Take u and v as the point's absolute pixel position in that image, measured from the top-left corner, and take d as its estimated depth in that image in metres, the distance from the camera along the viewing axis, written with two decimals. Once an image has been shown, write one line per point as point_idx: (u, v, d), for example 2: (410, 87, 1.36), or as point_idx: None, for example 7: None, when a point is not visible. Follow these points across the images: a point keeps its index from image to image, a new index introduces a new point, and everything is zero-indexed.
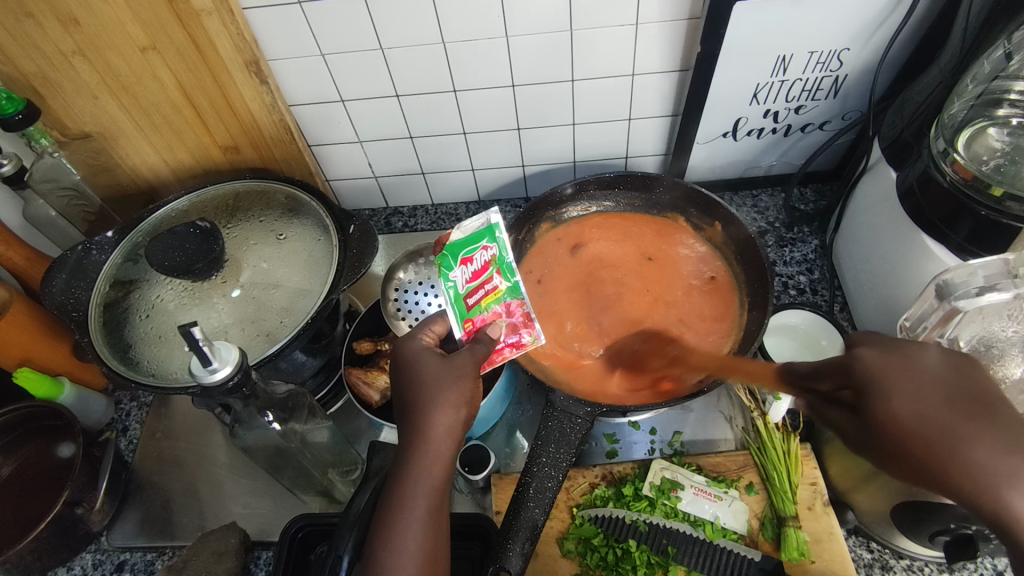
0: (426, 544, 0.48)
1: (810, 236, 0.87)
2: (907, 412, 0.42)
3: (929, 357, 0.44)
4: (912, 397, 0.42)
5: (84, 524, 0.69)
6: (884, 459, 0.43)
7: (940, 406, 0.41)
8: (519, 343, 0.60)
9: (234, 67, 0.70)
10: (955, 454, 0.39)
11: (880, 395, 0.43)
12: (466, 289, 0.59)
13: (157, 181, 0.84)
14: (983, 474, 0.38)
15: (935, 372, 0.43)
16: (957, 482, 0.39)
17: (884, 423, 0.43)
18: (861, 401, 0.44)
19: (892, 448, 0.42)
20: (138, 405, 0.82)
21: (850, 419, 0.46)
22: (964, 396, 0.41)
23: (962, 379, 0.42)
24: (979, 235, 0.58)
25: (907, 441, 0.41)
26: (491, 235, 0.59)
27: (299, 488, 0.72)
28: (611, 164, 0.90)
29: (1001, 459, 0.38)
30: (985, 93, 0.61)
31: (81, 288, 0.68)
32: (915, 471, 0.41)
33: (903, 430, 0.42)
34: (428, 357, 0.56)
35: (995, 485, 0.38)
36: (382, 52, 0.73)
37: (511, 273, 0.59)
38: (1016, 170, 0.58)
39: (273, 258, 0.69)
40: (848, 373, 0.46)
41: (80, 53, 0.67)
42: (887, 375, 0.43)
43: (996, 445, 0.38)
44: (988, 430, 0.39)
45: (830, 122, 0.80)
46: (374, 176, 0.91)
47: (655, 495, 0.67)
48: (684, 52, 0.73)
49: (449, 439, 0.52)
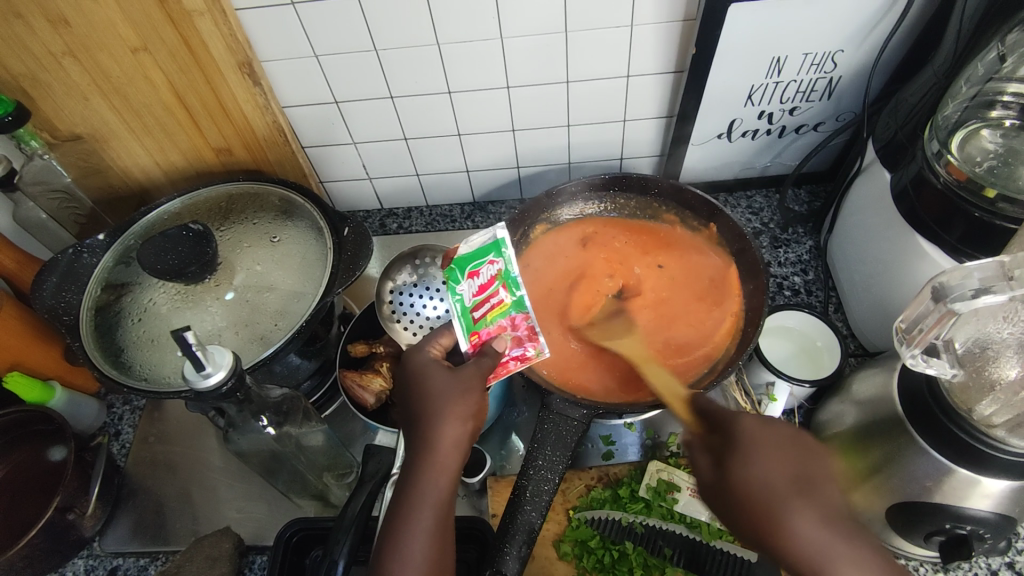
0: (432, 555, 0.48)
1: (805, 237, 0.87)
2: (758, 469, 0.46)
3: (791, 431, 0.48)
4: (768, 459, 0.46)
5: (76, 530, 0.68)
6: (724, 517, 0.47)
7: (785, 473, 0.45)
8: (524, 355, 0.60)
9: (227, 69, 0.70)
10: (760, 493, 0.45)
11: (741, 454, 0.47)
12: (472, 302, 0.60)
13: (149, 183, 0.83)
14: (772, 500, 0.44)
15: (790, 438, 0.48)
16: (755, 513, 0.44)
17: (734, 479, 0.47)
18: (729, 455, 0.48)
19: (735, 504, 0.46)
20: (131, 408, 0.82)
21: (710, 474, 0.49)
22: (805, 463, 0.46)
23: (810, 453, 0.47)
24: (973, 236, 0.58)
25: (745, 497, 0.45)
26: (498, 250, 0.59)
27: (293, 492, 0.71)
28: (606, 166, 0.90)
29: (783, 496, 0.44)
30: (979, 95, 0.62)
31: (71, 291, 0.67)
32: (739, 516, 0.46)
33: (747, 486, 0.46)
34: (435, 369, 0.56)
35: (776, 511, 0.44)
36: (375, 53, 0.72)
37: (517, 288, 0.59)
38: (1009, 171, 0.59)
39: (266, 260, 0.69)
40: (727, 432, 0.50)
41: (71, 54, 0.67)
42: (754, 436, 0.48)
43: (795, 486, 0.45)
44: (817, 497, 0.44)
45: (824, 123, 0.80)
46: (369, 177, 0.91)
47: (651, 497, 0.67)
48: (679, 54, 0.73)
49: (457, 452, 0.52)
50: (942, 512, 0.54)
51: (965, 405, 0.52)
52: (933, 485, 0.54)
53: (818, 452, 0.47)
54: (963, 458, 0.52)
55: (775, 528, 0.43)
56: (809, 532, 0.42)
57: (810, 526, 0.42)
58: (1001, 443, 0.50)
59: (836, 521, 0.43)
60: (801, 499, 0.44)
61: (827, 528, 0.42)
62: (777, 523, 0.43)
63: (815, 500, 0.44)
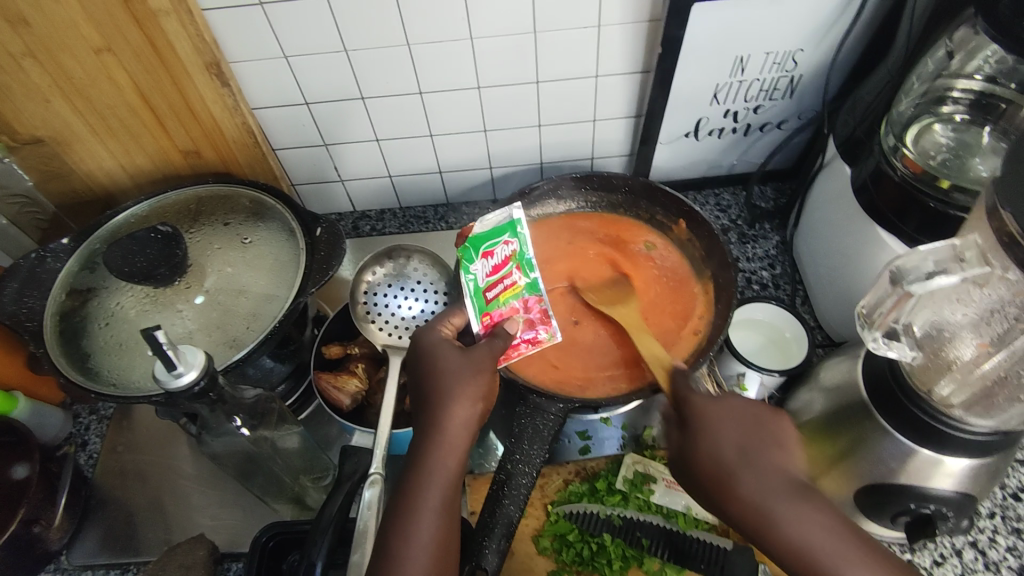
0: (439, 535, 0.50)
1: (772, 233, 0.90)
2: (709, 446, 0.50)
3: (736, 402, 0.52)
4: (721, 429, 0.50)
5: (41, 543, 0.67)
6: (689, 484, 0.52)
7: (732, 446, 0.49)
8: (535, 338, 0.66)
9: (194, 69, 0.69)
10: (699, 446, 0.50)
11: (694, 434, 0.51)
12: (486, 283, 0.65)
13: (114, 186, 0.82)
14: (760, 505, 0.46)
15: (740, 411, 0.51)
16: (707, 475, 0.50)
17: (691, 459, 0.51)
18: (685, 433, 0.52)
19: (695, 472, 0.50)
20: (98, 418, 0.79)
21: (675, 446, 0.53)
22: (757, 435, 0.50)
23: (762, 421, 0.51)
24: (929, 226, 0.60)
25: (702, 472, 0.50)
26: (513, 231, 0.65)
27: (269, 496, 0.70)
28: (577, 165, 0.91)
29: (770, 494, 0.46)
30: (930, 91, 0.65)
31: (34, 297, 0.65)
32: (714, 502, 0.50)
33: (700, 464, 0.50)
34: (447, 349, 0.58)
35: (767, 514, 0.46)
36: (346, 54, 0.72)
37: (530, 270, 0.66)
38: (960, 163, 0.61)
39: (237, 262, 0.68)
40: (683, 410, 0.53)
41: (31, 55, 0.65)
42: (704, 416, 0.51)
43: (781, 481, 0.47)
44: (764, 471, 0.48)
45: (787, 121, 0.83)
46: (341, 179, 0.90)
47: (628, 489, 0.68)
48: (645, 54, 0.75)
49: (466, 431, 0.54)
50: (907, 493, 0.55)
51: (925, 387, 0.54)
52: (898, 466, 0.56)
53: (766, 422, 0.51)
54: (925, 439, 0.54)
55: (724, 489, 0.48)
56: (773, 498, 0.46)
57: (755, 482, 0.47)
58: (961, 421, 0.52)
59: (818, 510, 0.45)
60: (790, 496, 0.46)
61: (806, 512, 0.45)
62: (764, 523, 0.46)
63: (802, 496, 0.46)
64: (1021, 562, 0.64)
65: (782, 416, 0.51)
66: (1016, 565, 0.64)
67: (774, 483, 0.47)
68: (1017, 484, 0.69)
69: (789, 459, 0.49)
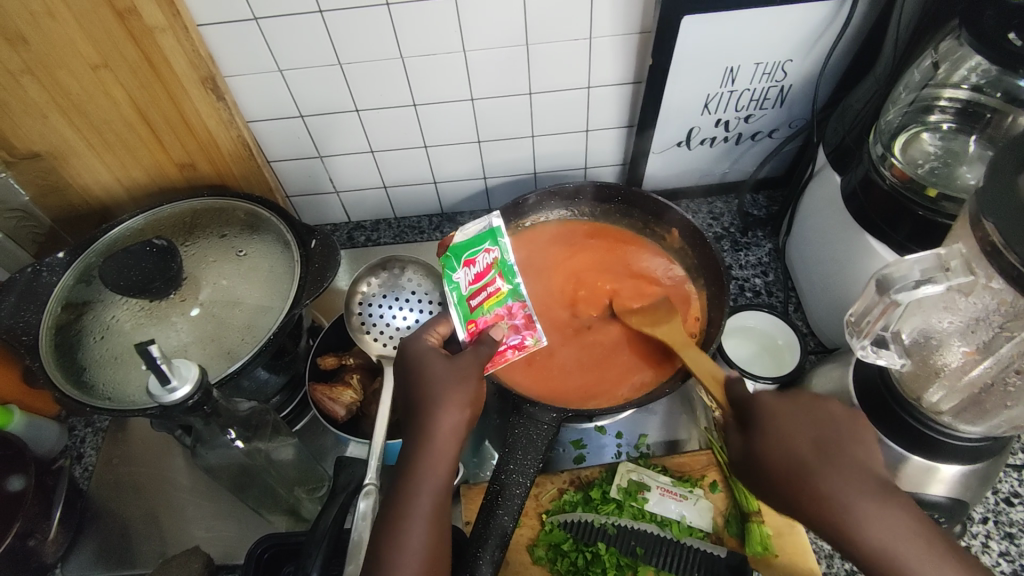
0: (430, 544, 0.50)
1: (764, 240, 0.90)
2: (780, 445, 0.49)
3: (806, 399, 0.52)
4: (791, 432, 0.50)
5: (37, 556, 0.67)
6: (761, 491, 0.50)
7: (807, 443, 0.49)
8: (522, 343, 0.65)
9: (190, 84, 0.70)
10: (769, 446, 0.50)
11: (760, 432, 0.51)
12: (469, 291, 0.63)
13: (110, 200, 0.82)
14: (800, 463, 0.48)
15: (805, 408, 0.51)
16: (782, 474, 0.48)
17: (763, 463, 0.50)
18: (751, 436, 0.51)
19: (767, 475, 0.49)
20: (94, 430, 0.79)
21: (738, 451, 0.53)
22: (833, 433, 0.49)
23: (834, 420, 0.50)
24: (918, 234, 0.61)
25: (771, 472, 0.49)
26: (494, 239, 0.63)
27: (264, 507, 0.70)
28: (570, 175, 0.91)
29: (850, 489, 0.45)
30: (917, 100, 0.66)
31: (30, 311, 0.65)
32: (787, 501, 0.48)
33: (775, 467, 0.49)
34: (433, 356, 0.59)
35: (849, 511, 0.45)
36: (341, 67, 0.73)
37: (513, 277, 0.64)
38: (948, 172, 0.62)
39: (232, 275, 0.68)
40: (746, 410, 0.53)
41: (28, 71, 0.65)
42: (775, 414, 0.51)
43: (862, 477, 0.46)
44: (844, 463, 0.47)
45: (778, 130, 0.83)
46: (335, 190, 0.91)
47: (623, 498, 0.68)
48: (636, 65, 0.75)
49: (455, 438, 0.54)
50: None
51: (915, 394, 0.54)
52: (890, 473, 0.56)
53: (840, 418, 0.50)
54: (915, 446, 0.54)
55: (799, 484, 0.47)
56: (840, 486, 0.46)
57: (838, 480, 0.46)
58: (951, 428, 0.53)
59: (897, 508, 0.44)
60: (872, 492, 0.45)
61: (889, 511, 0.44)
62: (802, 479, 0.47)
63: (879, 490, 0.45)
64: (1015, 567, 0.64)
65: (855, 414, 0.51)
66: (1009, 570, 0.64)
67: (852, 484, 0.46)
68: (1010, 489, 0.69)
69: (865, 453, 0.48)
